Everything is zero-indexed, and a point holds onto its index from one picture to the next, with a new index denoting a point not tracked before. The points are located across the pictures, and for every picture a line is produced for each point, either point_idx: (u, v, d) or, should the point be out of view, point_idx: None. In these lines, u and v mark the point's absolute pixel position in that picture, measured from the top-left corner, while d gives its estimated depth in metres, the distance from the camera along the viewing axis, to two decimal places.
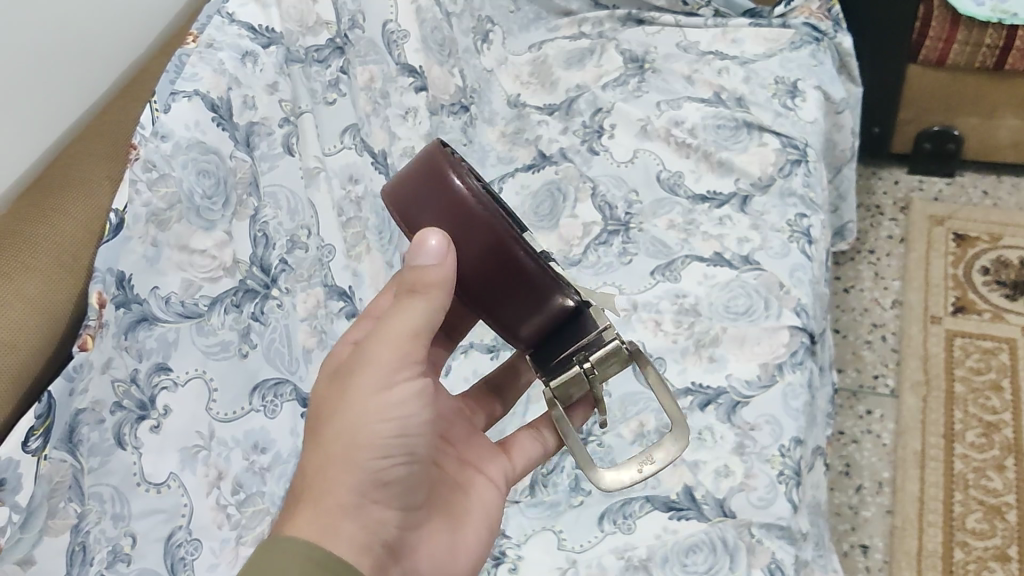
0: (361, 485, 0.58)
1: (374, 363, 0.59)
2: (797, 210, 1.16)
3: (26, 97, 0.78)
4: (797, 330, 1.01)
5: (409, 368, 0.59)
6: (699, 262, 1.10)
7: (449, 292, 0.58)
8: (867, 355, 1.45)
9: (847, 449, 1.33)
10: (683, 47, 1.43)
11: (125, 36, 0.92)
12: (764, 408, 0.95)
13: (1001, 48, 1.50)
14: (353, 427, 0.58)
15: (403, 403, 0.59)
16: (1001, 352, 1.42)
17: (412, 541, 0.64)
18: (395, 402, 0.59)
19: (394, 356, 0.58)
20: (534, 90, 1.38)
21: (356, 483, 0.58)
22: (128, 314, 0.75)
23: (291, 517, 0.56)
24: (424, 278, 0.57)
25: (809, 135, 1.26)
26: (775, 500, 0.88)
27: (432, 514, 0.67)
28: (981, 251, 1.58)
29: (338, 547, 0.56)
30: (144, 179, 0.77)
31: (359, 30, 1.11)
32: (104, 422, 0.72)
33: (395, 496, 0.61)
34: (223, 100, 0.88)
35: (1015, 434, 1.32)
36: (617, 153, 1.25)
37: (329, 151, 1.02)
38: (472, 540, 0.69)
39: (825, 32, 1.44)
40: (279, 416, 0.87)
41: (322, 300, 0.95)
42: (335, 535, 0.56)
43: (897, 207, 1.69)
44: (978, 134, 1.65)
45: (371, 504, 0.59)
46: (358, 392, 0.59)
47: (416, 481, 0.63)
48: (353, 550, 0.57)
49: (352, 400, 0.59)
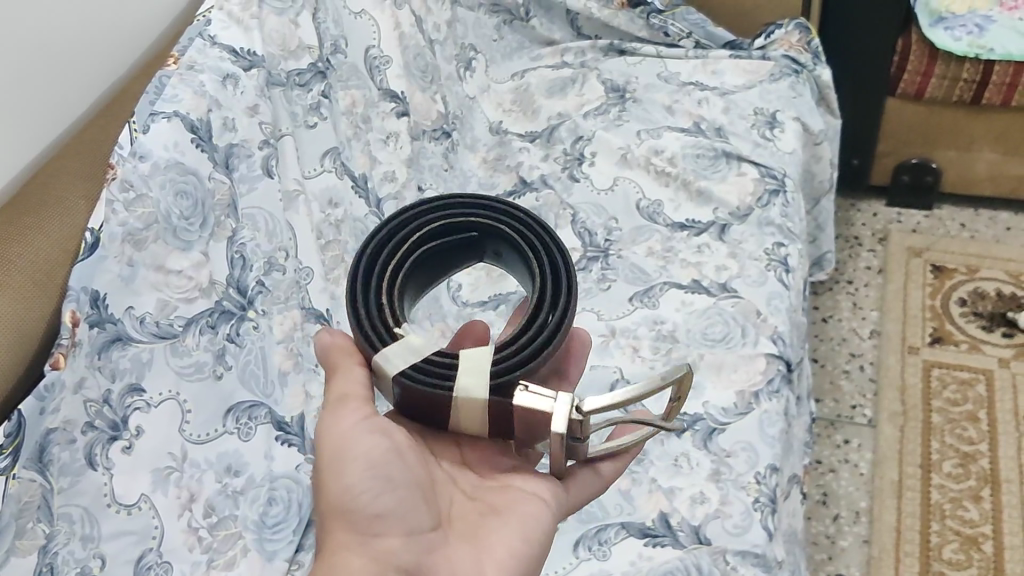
0: (358, 522, 0.63)
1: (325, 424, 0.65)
2: (775, 239, 1.17)
3: (15, 109, 0.79)
4: (774, 358, 1.02)
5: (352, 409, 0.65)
6: (678, 289, 1.11)
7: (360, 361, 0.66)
8: (846, 385, 1.46)
9: (825, 478, 1.33)
10: (664, 78, 1.44)
11: (105, 56, 0.92)
12: (741, 435, 0.95)
13: (978, 82, 1.52)
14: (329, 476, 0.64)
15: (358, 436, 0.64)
16: (978, 383, 1.43)
17: (444, 562, 0.65)
18: (352, 438, 0.64)
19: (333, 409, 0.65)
20: (515, 118, 1.39)
21: (349, 524, 0.63)
22: (102, 333, 0.75)
23: None
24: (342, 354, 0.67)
25: (787, 165, 1.27)
26: (751, 527, 0.88)
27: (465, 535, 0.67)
28: (958, 283, 1.59)
29: None
30: (121, 199, 0.78)
31: (342, 54, 1.12)
32: (76, 442, 0.72)
33: (400, 521, 0.63)
34: (204, 122, 0.88)
35: (992, 465, 1.32)
36: (598, 181, 1.26)
37: (309, 173, 1.02)
38: (514, 547, 0.66)
39: (804, 64, 1.45)
40: (254, 438, 0.85)
41: (301, 322, 0.93)
42: None
43: (876, 238, 1.70)
44: (956, 167, 1.67)
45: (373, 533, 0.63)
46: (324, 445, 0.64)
47: (417, 505, 0.65)
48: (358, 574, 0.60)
49: (324, 455, 0.64)
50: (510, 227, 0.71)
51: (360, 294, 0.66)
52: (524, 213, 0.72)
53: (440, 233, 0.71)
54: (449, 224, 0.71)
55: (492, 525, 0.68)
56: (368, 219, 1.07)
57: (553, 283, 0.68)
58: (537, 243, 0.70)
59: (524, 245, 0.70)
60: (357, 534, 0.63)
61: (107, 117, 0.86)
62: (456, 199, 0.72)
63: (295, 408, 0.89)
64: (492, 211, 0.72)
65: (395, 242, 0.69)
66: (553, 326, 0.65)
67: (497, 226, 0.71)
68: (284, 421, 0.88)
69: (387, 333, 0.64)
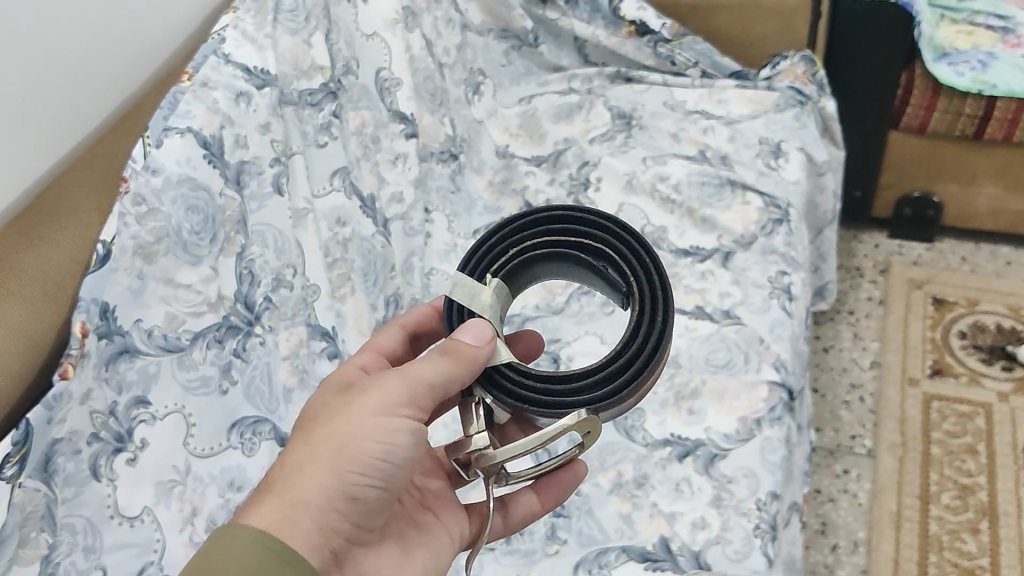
0: (337, 496, 0.61)
1: (381, 400, 0.63)
2: (778, 267, 1.17)
3: (31, 120, 0.80)
4: (777, 386, 1.02)
5: (407, 407, 0.63)
6: (681, 315, 1.12)
7: (473, 374, 0.61)
8: (846, 415, 1.46)
9: (824, 507, 1.34)
10: (670, 106, 1.45)
11: (120, 71, 0.93)
12: (742, 461, 0.95)
13: (980, 118, 1.53)
14: (336, 433, 0.62)
15: (391, 431, 0.62)
16: (977, 416, 1.43)
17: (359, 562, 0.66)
18: (385, 431, 0.62)
19: (400, 395, 0.63)
20: (522, 141, 1.41)
21: (329, 491, 0.61)
22: (110, 344, 0.76)
23: (259, 507, 0.59)
24: (459, 345, 0.61)
25: (792, 195, 1.28)
26: (751, 553, 0.87)
27: (383, 542, 0.69)
28: (958, 315, 1.60)
29: (293, 539, 0.58)
30: (133, 212, 0.79)
31: (353, 75, 1.13)
32: (81, 453, 0.73)
33: (358, 513, 0.63)
34: (215, 138, 0.89)
35: (990, 497, 1.32)
36: (604, 207, 1.27)
37: (318, 192, 1.03)
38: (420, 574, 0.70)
39: (809, 96, 1.45)
40: (258, 453, 0.85)
41: (306, 339, 0.94)
42: (292, 526, 0.59)
43: (877, 269, 1.72)
44: (957, 201, 1.68)
45: (337, 512, 0.61)
46: (357, 415, 0.62)
47: (381, 507, 0.65)
48: (304, 540, 0.59)
49: (348, 422, 0.62)
50: (636, 310, 0.63)
51: (514, 227, 0.67)
52: (662, 295, 0.63)
53: (602, 259, 0.67)
54: (601, 263, 0.67)
55: (408, 539, 0.71)
56: (375, 239, 1.07)
57: (612, 371, 0.61)
58: (638, 330, 0.63)
59: (633, 321, 0.63)
60: (327, 505, 0.61)
61: (122, 130, 0.87)
62: (643, 240, 0.66)
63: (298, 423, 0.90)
64: (647, 286, 0.64)
65: (555, 223, 0.68)
66: (542, 389, 0.62)
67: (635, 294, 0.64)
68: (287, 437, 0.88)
69: (478, 266, 0.66)
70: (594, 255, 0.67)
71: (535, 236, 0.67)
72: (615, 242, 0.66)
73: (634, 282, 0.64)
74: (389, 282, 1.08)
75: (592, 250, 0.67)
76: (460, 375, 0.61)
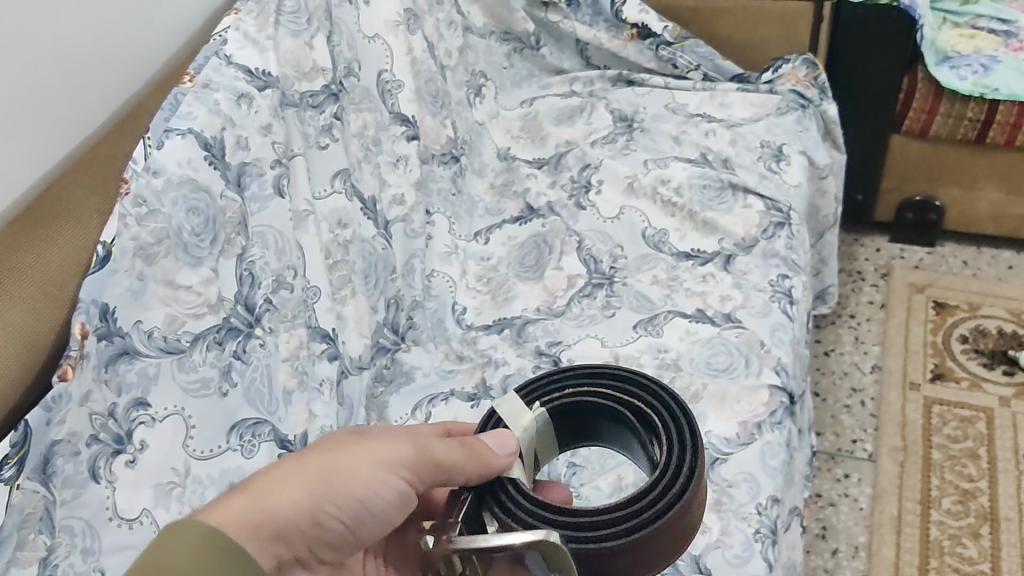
0: (307, 521, 0.60)
1: (373, 455, 0.64)
2: (779, 271, 1.17)
3: (32, 121, 0.80)
4: (777, 390, 1.02)
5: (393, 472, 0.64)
6: (682, 318, 1.12)
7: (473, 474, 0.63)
8: (846, 419, 1.46)
9: (824, 512, 1.33)
10: (671, 109, 1.45)
11: (120, 73, 0.93)
12: (742, 466, 0.94)
13: (982, 122, 1.53)
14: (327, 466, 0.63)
15: (374, 489, 0.63)
16: (978, 421, 1.43)
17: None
18: (367, 487, 0.63)
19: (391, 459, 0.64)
20: (524, 144, 1.41)
21: (301, 510, 0.60)
22: (110, 346, 0.76)
23: (236, 499, 0.57)
24: (479, 451, 0.63)
25: (794, 199, 1.28)
26: (751, 558, 0.87)
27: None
28: (960, 320, 1.60)
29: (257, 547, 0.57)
30: (133, 214, 0.79)
31: (355, 77, 1.13)
32: (80, 454, 0.73)
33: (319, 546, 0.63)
34: (216, 140, 0.89)
35: (991, 503, 1.32)
36: (605, 209, 1.27)
37: (319, 194, 1.02)
38: None
39: (811, 100, 1.45)
40: (257, 456, 0.84)
41: (306, 341, 0.94)
42: (259, 527, 0.58)
43: (878, 273, 1.71)
44: (959, 205, 1.68)
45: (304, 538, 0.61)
46: (346, 460, 0.63)
47: (335, 547, 0.64)
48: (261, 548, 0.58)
49: (334, 461, 0.63)
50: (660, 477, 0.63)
51: (583, 375, 0.70)
52: (688, 474, 0.62)
53: (649, 425, 0.67)
54: (645, 436, 0.67)
55: None
56: (376, 241, 1.07)
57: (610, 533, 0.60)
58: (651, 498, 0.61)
59: (650, 491, 0.62)
60: (297, 525, 0.60)
61: (124, 130, 0.87)
62: (690, 414, 0.65)
63: (298, 427, 0.89)
64: (680, 460, 0.63)
65: (622, 376, 0.69)
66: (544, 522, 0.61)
67: (662, 458, 0.64)
68: (286, 440, 0.87)
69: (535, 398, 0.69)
70: (643, 422, 0.67)
71: (591, 390, 0.68)
72: (666, 409, 0.66)
73: (670, 459, 0.63)
74: (390, 286, 1.08)
75: (644, 416, 0.67)
76: (466, 469, 0.62)
